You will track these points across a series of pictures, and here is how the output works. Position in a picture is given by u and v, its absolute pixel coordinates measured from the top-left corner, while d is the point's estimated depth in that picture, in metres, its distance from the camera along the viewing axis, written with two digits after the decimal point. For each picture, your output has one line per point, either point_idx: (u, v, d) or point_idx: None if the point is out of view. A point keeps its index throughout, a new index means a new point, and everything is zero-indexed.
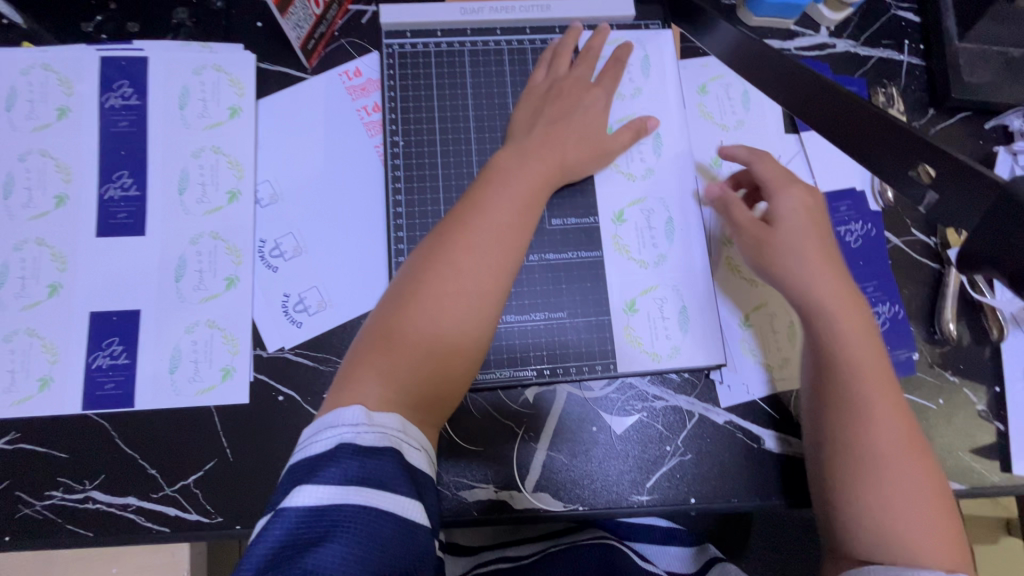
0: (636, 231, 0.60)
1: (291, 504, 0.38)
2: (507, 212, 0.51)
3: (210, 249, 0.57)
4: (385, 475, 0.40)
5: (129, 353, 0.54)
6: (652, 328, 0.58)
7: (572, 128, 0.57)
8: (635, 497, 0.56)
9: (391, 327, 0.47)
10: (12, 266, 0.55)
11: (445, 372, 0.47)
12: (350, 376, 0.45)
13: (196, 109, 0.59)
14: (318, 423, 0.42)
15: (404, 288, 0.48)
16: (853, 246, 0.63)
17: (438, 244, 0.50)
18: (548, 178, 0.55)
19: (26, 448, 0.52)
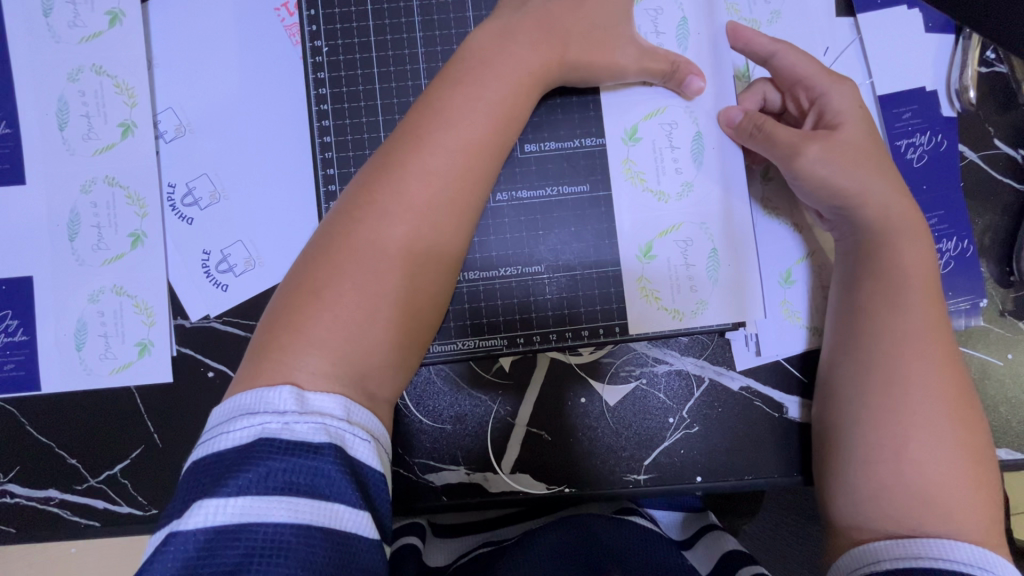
0: (652, 153, 0.47)
1: (190, 524, 0.28)
2: (476, 117, 0.39)
3: (106, 199, 0.46)
4: (320, 481, 0.29)
5: (27, 328, 0.46)
6: (672, 278, 0.47)
7: (586, 22, 0.44)
8: (631, 477, 0.48)
9: (336, 255, 0.36)
10: None
11: (399, 326, 0.36)
12: (269, 345, 0.34)
13: (65, 16, 0.46)
14: (232, 409, 0.31)
15: (341, 224, 0.37)
16: (915, 165, 0.49)
17: (386, 163, 0.38)
18: (540, 75, 0.42)
19: None
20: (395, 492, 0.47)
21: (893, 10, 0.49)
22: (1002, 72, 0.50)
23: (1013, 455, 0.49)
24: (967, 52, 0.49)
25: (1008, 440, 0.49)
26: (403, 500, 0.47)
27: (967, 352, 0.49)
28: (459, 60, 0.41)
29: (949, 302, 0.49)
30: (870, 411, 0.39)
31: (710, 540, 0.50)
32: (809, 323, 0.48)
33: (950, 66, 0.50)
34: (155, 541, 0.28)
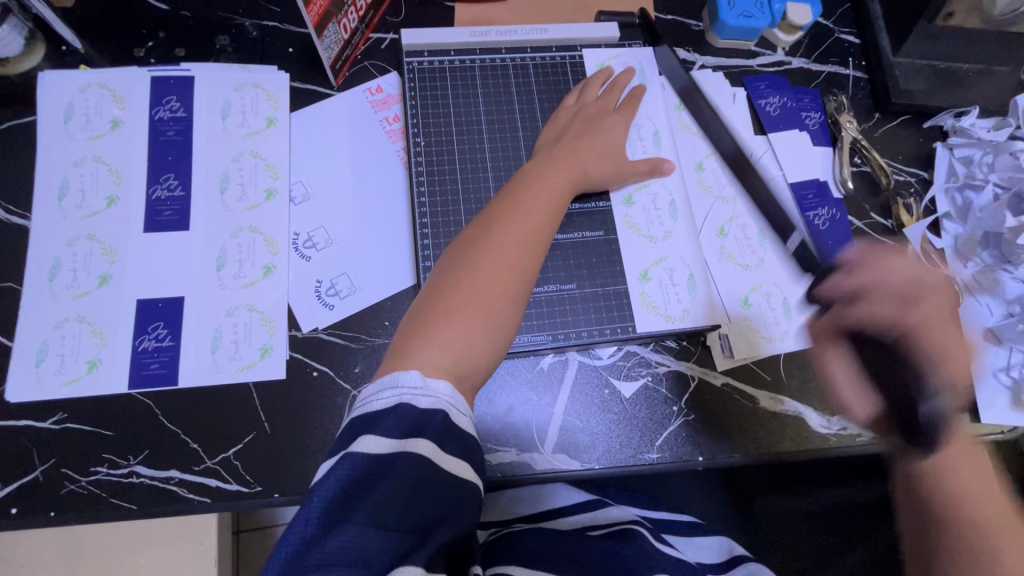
0: (644, 211, 0.67)
1: (351, 451, 0.40)
2: (539, 205, 0.56)
3: (248, 241, 0.62)
4: (440, 438, 0.41)
5: (173, 336, 0.58)
6: (665, 293, 0.64)
7: (597, 139, 0.64)
8: (647, 455, 0.60)
9: (449, 289, 0.49)
10: (65, 259, 0.59)
11: (488, 343, 0.48)
12: (401, 353, 0.46)
13: (236, 120, 0.66)
14: (377, 383, 0.43)
15: (448, 273, 0.51)
16: (821, 228, 0.71)
17: (479, 231, 0.53)
18: (574, 178, 0.61)
19: (70, 428, 0.55)
20: None
21: (791, 131, 0.75)
22: (867, 171, 0.75)
23: None
24: (841, 158, 0.74)
25: None
26: None
27: None
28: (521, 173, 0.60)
29: None
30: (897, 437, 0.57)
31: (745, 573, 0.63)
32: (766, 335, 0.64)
33: (834, 166, 0.74)
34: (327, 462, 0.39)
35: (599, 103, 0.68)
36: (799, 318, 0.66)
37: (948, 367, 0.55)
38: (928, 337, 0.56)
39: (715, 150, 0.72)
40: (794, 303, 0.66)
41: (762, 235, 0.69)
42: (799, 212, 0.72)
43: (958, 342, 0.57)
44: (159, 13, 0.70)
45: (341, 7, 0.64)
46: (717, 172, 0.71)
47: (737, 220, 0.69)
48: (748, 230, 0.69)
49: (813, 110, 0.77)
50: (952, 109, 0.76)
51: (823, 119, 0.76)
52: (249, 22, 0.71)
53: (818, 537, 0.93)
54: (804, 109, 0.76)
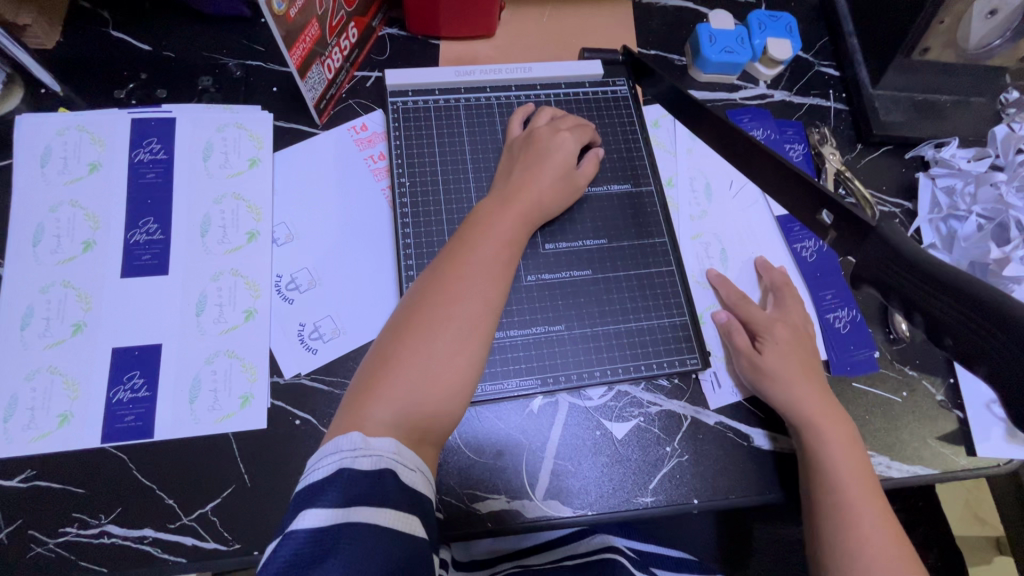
0: (696, 255, 0.68)
1: (298, 526, 0.39)
2: (490, 247, 0.54)
3: (230, 286, 0.61)
4: (385, 495, 0.40)
5: (150, 385, 0.56)
6: (723, 337, 0.64)
7: (545, 163, 0.60)
8: (640, 499, 0.59)
9: (399, 341, 0.48)
10: (37, 307, 0.58)
11: (441, 393, 0.47)
12: (352, 409, 0.46)
13: (218, 161, 0.65)
14: (322, 450, 0.43)
15: (399, 324, 0.50)
16: (808, 259, 0.70)
17: (429, 279, 0.51)
18: (526, 215, 0.58)
19: (39, 486, 0.53)
20: (446, 520, 0.56)
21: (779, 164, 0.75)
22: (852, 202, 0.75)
23: (926, 470, 0.64)
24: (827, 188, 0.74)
25: (919, 458, 0.64)
26: (457, 528, 0.56)
27: (873, 392, 0.66)
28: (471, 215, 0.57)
29: (855, 353, 0.67)
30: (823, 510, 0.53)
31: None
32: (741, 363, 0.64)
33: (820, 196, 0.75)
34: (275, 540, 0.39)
35: (550, 124, 0.65)
36: None
37: (818, 437, 0.56)
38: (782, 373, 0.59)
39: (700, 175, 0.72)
40: None
41: (725, 256, 0.68)
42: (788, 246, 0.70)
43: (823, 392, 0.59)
44: (142, 54, 0.70)
45: (326, 47, 0.64)
46: (692, 193, 0.71)
47: (704, 240, 0.69)
48: (711, 250, 0.68)
49: (797, 141, 0.77)
50: (933, 140, 0.76)
51: (806, 151, 0.77)
52: (232, 62, 0.71)
53: None
54: (789, 141, 0.77)
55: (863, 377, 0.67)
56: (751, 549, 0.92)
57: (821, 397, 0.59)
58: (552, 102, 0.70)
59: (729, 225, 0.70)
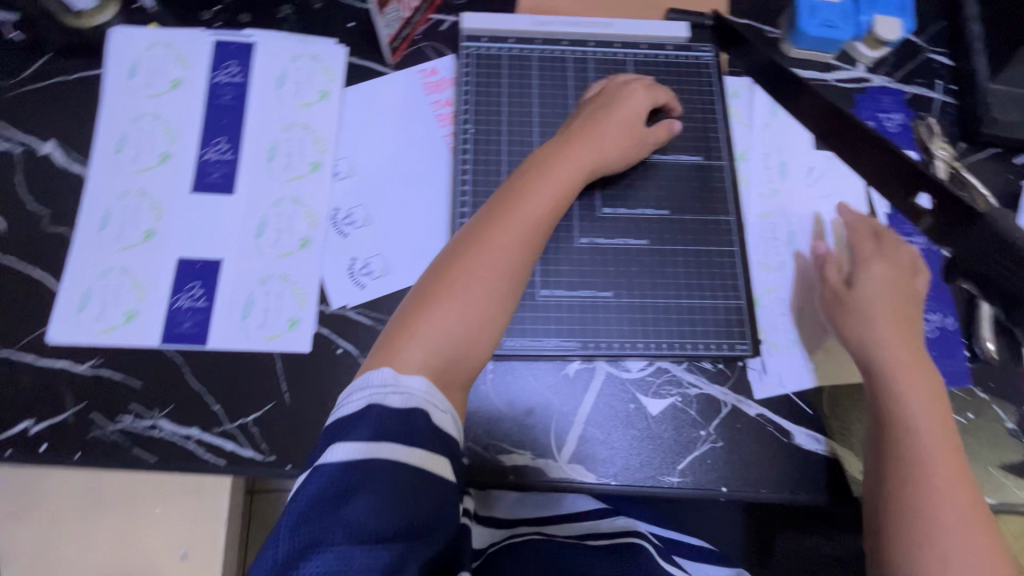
0: (762, 240, 0.64)
1: (327, 460, 0.40)
2: (541, 192, 0.52)
3: (290, 212, 0.62)
4: (412, 433, 0.41)
5: (208, 297, 0.59)
6: (773, 322, 0.62)
7: (612, 115, 0.58)
8: (666, 478, 0.58)
9: (440, 282, 0.48)
10: (115, 210, 0.61)
11: (472, 337, 0.47)
12: (385, 345, 0.46)
13: (291, 90, 0.66)
14: (354, 383, 0.44)
15: (441, 266, 0.49)
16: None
17: (475, 223, 0.50)
18: (585, 169, 0.55)
19: (102, 375, 0.57)
20: (470, 467, 0.57)
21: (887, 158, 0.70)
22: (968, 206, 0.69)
23: (982, 498, 0.59)
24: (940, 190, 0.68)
25: (976, 485, 0.59)
26: (479, 476, 0.57)
27: None
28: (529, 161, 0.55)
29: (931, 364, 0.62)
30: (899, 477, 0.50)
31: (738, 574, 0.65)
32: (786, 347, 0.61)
33: None
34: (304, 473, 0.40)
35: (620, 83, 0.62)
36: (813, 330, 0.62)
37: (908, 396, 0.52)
38: (869, 311, 0.56)
39: (772, 151, 0.68)
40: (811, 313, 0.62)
41: (793, 238, 0.65)
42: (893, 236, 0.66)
43: (901, 318, 0.56)
44: None
45: None
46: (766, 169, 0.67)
47: (771, 218, 0.65)
48: (778, 230, 0.65)
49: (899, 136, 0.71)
50: None
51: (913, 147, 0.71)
52: None
53: None
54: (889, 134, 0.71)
55: None
56: (768, 550, 0.91)
57: (912, 348, 0.55)
58: (629, 62, 0.67)
59: (798, 207, 0.66)
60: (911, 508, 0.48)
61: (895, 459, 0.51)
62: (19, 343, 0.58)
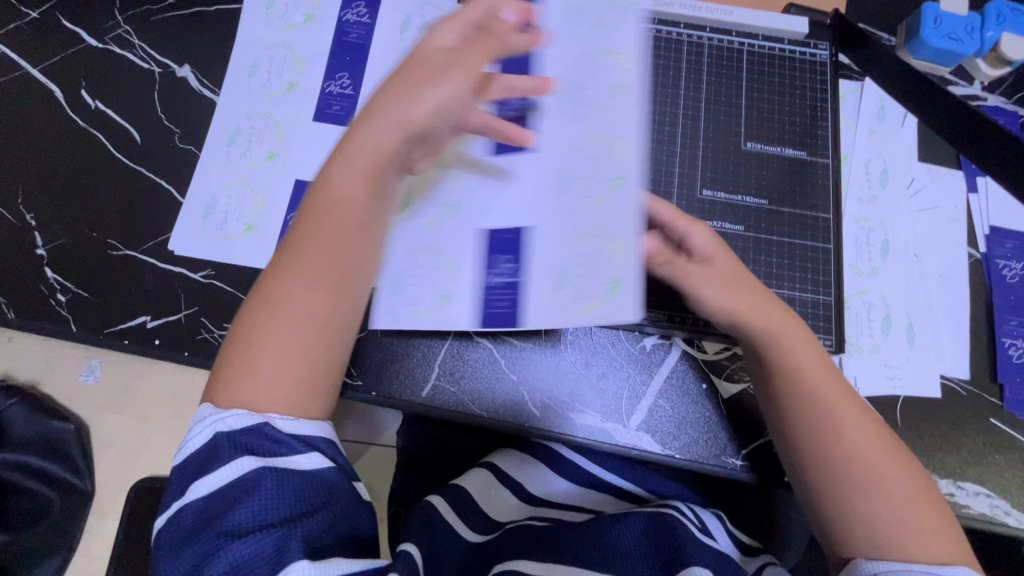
0: (855, 244, 0.65)
1: (189, 498, 0.42)
2: (354, 177, 0.46)
3: None
4: (274, 442, 0.43)
5: None
6: (858, 325, 0.62)
7: (439, 62, 0.47)
8: (730, 460, 0.59)
9: (274, 294, 0.46)
10: (243, 129, 0.66)
11: (315, 359, 0.46)
12: (231, 372, 0.45)
13: (412, 35, 0.69)
14: (197, 417, 0.45)
15: (272, 277, 0.47)
16: (1009, 281, 0.64)
17: (296, 229, 0.47)
18: (385, 150, 0.47)
19: (213, 285, 0.61)
20: (539, 420, 0.59)
21: None
22: None
23: None
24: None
25: None
26: (548, 430, 0.59)
27: (1016, 435, 0.60)
28: (345, 127, 0.48)
29: (1017, 387, 0.61)
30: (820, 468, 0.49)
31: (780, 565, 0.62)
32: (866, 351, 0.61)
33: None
34: (170, 513, 0.42)
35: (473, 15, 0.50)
36: (896, 339, 0.62)
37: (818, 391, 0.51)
38: (706, 270, 0.53)
39: (875, 158, 0.67)
40: (897, 322, 0.63)
41: (887, 245, 0.65)
42: (989, 258, 0.65)
43: (804, 339, 0.53)
44: None
45: None
46: (865, 175, 0.67)
47: (867, 223, 0.65)
48: (872, 236, 0.65)
49: None
50: None
51: None
52: None
53: None
54: None
55: (1009, 417, 0.61)
56: None
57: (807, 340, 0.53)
58: (745, 51, 0.67)
59: (896, 217, 0.66)
60: (839, 504, 0.48)
61: (814, 456, 0.49)
62: (143, 245, 0.63)
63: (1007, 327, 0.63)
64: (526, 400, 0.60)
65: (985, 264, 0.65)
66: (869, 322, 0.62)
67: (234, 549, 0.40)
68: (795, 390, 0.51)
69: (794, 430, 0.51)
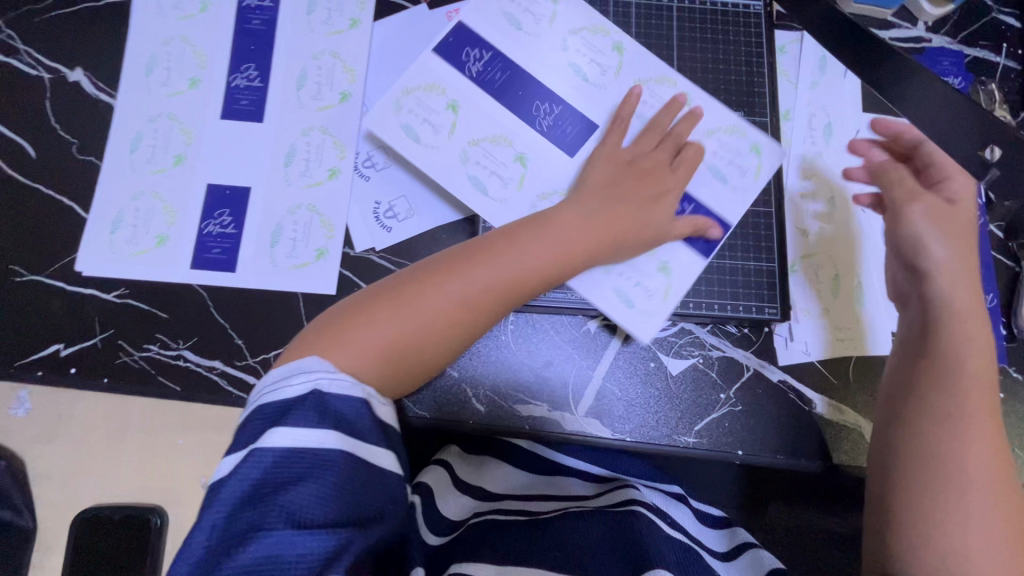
0: (800, 204, 0.62)
1: (264, 446, 0.39)
2: (579, 234, 0.52)
3: (318, 142, 0.62)
4: (359, 422, 0.41)
5: (237, 224, 0.60)
6: (807, 289, 0.60)
7: (640, 213, 0.55)
8: (682, 438, 0.57)
9: (425, 283, 0.48)
10: (146, 134, 0.61)
11: (420, 358, 0.47)
12: (338, 327, 0.46)
13: (321, 16, 0.64)
14: (291, 367, 0.42)
15: (431, 266, 0.49)
16: None
17: (477, 250, 0.50)
18: (597, 248, 0.53)
19: (129, 305, 0.58)
20: (484, 415, 0.57)
21: None
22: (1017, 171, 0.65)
23: None
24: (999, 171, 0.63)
25: None
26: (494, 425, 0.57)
27: None
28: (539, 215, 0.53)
29: None
30: (922, 496, 0.44)
31: (749, 559, 0.62)
32: (815, 314, 0.60)
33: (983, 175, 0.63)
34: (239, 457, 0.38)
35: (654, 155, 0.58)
36: (847, 300, 0.60)
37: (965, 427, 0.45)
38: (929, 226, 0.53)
39: (818, 113, 0.64)
40: (846, 282, 0.60)
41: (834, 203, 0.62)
42: None
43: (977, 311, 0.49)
44: None
45: None
46: (809, 132, 0.64)
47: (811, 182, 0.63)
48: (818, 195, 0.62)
49: (953, 75, 0.68)
50: None
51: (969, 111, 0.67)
52: None
53: (835, 556, 0.91)
54: (943, 74, 0.68)
55: None
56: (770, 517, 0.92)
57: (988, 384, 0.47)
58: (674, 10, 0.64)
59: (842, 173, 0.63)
60: (930, 542, 0.43)
61: (927, 483, 0.44)
62: (48, 269, 0.59)
63: None
64: (471, 396, 0.58)
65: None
66: (818, 284, 0.60)
67: (292, 537, 0.36)
68: (946, 420, 0.45)
69: (896, 448, 0.47)
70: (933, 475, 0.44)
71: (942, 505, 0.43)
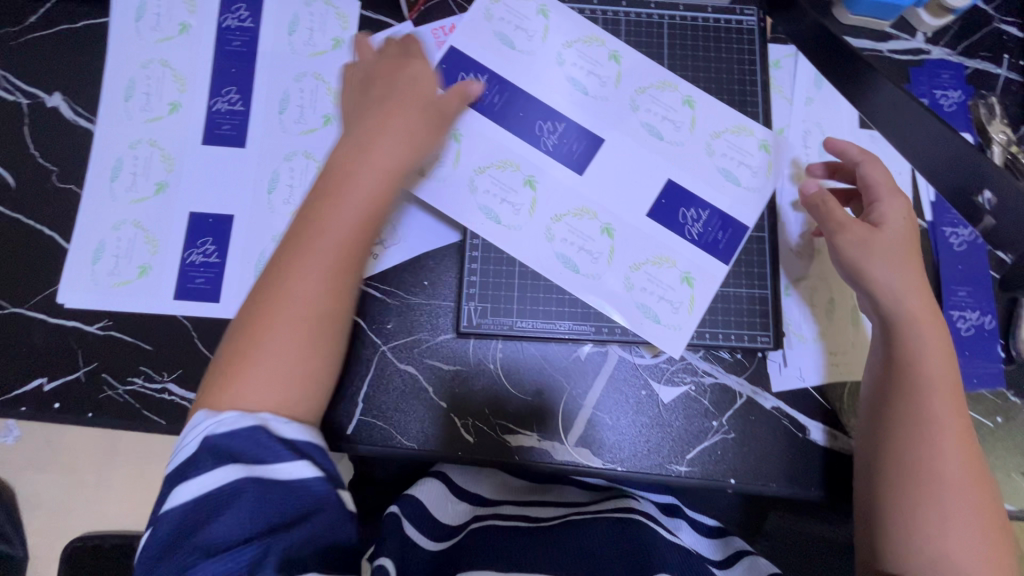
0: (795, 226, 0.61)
1: (169, 505, 0.39)
2: (371, 174, 0.50)
3: (302, 168, 0.60)
4: (253, 447, 0.41)
5: (220, 253, 0.58)
6: (801, 313, 0.59)
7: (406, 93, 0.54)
8: (673, 467, 0.56)
9: (279, 287, 0.46)
10: (126, 160, 0.60)
11: (304, 369, 0.46)
12: (236, 366, 0.44)
13: (303, 36, 0.62)
14: (196, 421, 0.43)
15: (278, 267, 0.47)
16: (956, 249, 0.61)
17: (305, 222, 0.48)
18: (390, 177, 0.51)
19: (112, 337, 0.57)
20: (475, 446, 0.57)
21: None
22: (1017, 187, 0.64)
23: (1011, 506, 0.57)
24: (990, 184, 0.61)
25: (1006, 492, 0.57)
26: (484, 456, 0.56)
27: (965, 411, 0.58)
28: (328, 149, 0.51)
29: (966, 361, 0.59)
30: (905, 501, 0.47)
31: (745, 565, 0.61)
32: (809, 338, 0.59)
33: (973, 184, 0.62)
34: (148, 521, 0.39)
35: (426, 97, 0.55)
36: (842, 324, 0.59)
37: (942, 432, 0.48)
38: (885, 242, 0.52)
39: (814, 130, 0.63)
40: (842, 305, 0.59)
41: None
42: (936, 226, 0.62)
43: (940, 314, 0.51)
44: None
45: None
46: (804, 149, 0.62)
47: None
48: None
49: (952, 88, 0.66)
50: None
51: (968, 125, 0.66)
52: None
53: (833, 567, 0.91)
54: (941, 87, 0.66)
55: None
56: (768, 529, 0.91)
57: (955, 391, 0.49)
58: (665, 26, 0.63)
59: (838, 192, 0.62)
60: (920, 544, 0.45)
61: (904, 489, 0.47)
62: (29, 302, 0.58)
63: (955, 299, 0.60)
64: (459, 425, 0.57)
65: (931, 233, 0.62)
66: (812, 308, 0.59)
67: (209, 568, 0.36)
68: (931, 425, 0.48)
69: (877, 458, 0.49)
70: (915, 479, 0.47)
71: (924, 505, 0.46)
